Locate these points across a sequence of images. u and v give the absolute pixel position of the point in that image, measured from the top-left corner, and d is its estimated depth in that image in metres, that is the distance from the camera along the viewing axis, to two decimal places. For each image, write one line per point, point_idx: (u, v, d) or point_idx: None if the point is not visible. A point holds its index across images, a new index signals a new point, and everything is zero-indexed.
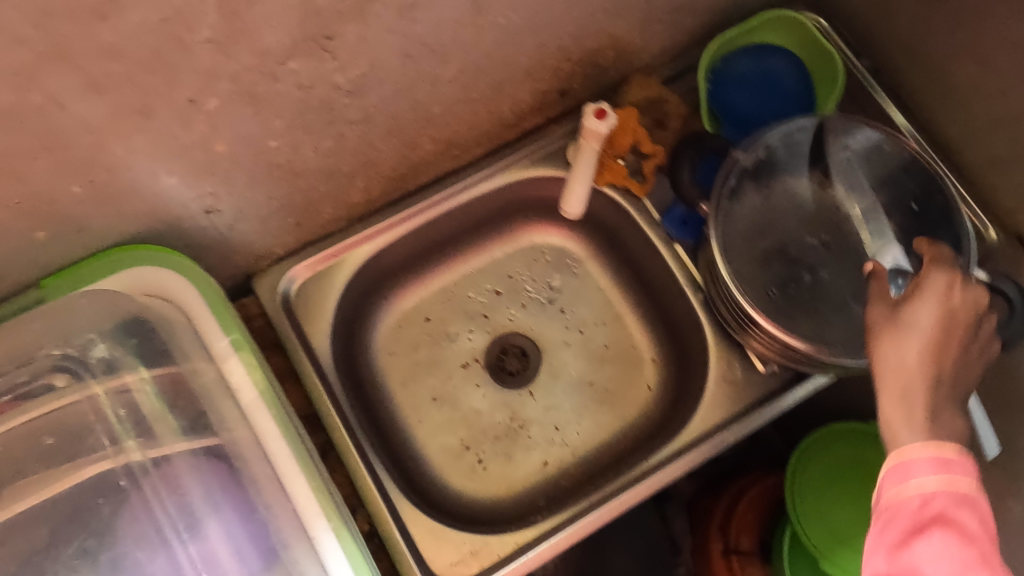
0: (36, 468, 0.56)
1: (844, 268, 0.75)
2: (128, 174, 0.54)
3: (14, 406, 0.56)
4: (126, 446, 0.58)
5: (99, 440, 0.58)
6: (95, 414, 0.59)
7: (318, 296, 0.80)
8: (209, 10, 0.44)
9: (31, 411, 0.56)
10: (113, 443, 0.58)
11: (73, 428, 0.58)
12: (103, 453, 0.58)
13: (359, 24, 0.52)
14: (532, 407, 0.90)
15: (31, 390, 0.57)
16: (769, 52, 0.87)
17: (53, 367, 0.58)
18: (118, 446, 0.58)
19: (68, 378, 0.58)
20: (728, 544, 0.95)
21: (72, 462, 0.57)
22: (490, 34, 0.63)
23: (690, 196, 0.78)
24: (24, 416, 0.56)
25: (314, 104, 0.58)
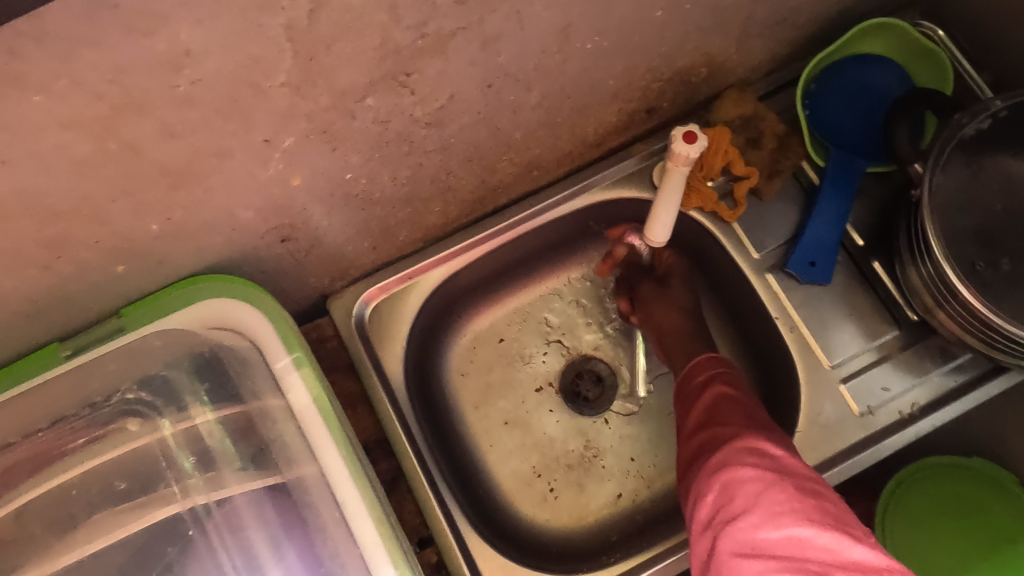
0: (103, 509, 0.57)
1: None
2: (206, 211, 0.53)
3: (90, 445, 0.57)
4: (191, 487, 0.59)
5: (167, 484, 0.59)
6: (165, 458, 0.60)
7: (392, 320, 0.79)
8: (287, 56, 0.42)
9: (104, 453, 0.58)
10: (178, 485, 0.59)
11: (142, 473, 0.59)
12: (170, 496, 0.58)
13: (440, 59, 0.50)
14: (607, 436, 0.87)
15: (106, 431, 0.58)
16: (876, 67, 0.80)
17: (124, 411, 0.59)
18: (183, 487, 0.59)
19: (140, 421, 0.60)
20: None
21: (141, 506, 0.58)
22: (577, 59, 0.60)
23: (903, 153, 0.71)
24: (97, 459, 0.57)
25: (392, 137, 0.56)
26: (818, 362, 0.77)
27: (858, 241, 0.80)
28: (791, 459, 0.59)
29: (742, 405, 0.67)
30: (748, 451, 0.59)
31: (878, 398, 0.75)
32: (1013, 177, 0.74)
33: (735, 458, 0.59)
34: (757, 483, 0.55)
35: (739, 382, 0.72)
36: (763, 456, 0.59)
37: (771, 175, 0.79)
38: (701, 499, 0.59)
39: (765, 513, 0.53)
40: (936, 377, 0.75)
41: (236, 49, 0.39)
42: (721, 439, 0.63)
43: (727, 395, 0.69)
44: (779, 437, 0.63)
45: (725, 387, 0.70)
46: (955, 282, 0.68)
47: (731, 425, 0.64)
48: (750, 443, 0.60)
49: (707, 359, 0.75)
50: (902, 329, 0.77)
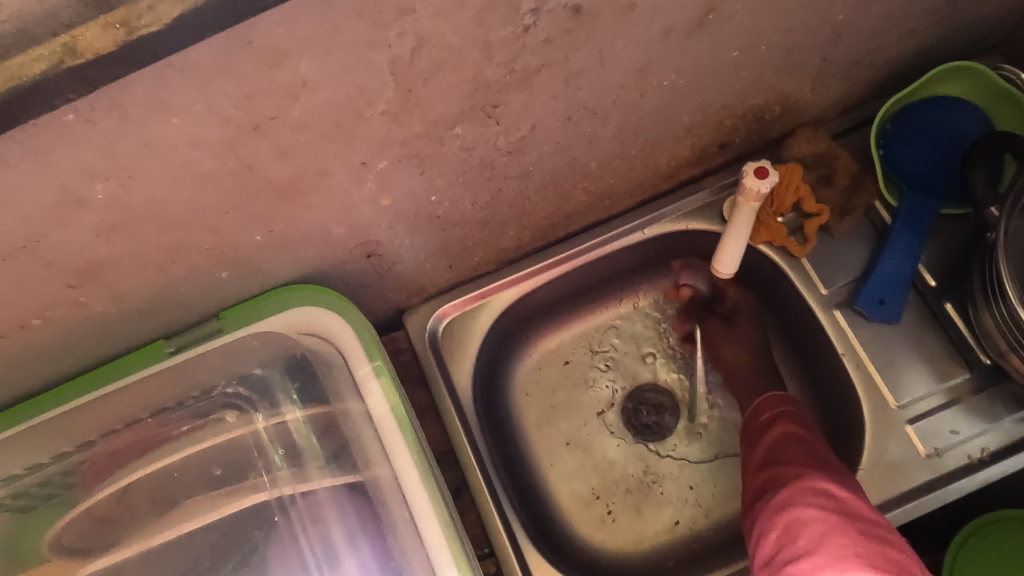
0: (202, 490, 0.65)
1: None
2: (304, 225, 0.58)
3: (194, 432, 0.65)
4: (279, 478, 0.66)
5: (258, 473, 0.66)
6: (257, 449, 0.67)
7: (463, 337, 0.83)
8: (388, 87, 0.46)
9: (205, 440, 0.65)
10: (268, 474, 0.66)
11: (237, 461, 0.66)
12: (260, 484, 0.65)
13: (525, 92, 0.53)
14: (666, 463, 0.88)
15: (208, 420, 0.66)
16: (955, 109, 0.80)
17: (225, 404, 0.67)
18: (272, 477, 0.66)
19: (237, 414, 0.67)
20: None
21: (235, 492, 0.65)
22: (653, 96, 0.63)
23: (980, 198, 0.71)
24: (199, 446, 0.65)
25: (476, 163, 0.60)
26: (884, 402, 0.76)
27: (930, 282, 0.79)
28: (859, 501, 0.59)
29: (809, 444, 0.67)
30: (812, 492, 0.60)
31: (946, 440, 0.74)
32: None
33: (798, 499, 0.60)
34: (820, 524, 0.56)
35: (807, 423, 0.72)
36: (829, 497, 0.59)
37: (841, 213, 0.80)
38: (765, 537, 0.59)
39: (829, 555, 0.54)
40: (1008, 424, 0.74)
41: (346, 80, 0.44)
42: (785, 477, 0.64)
43: (792, 434, 0.70)
44: (846, 478, 0.63)
45: (792, 425, 0.71)
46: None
47: (796, 464, 0.64)
48: (816, 484, 0.60)
49: (775, 399, 0.76)
50: (974, 373, 0.76)
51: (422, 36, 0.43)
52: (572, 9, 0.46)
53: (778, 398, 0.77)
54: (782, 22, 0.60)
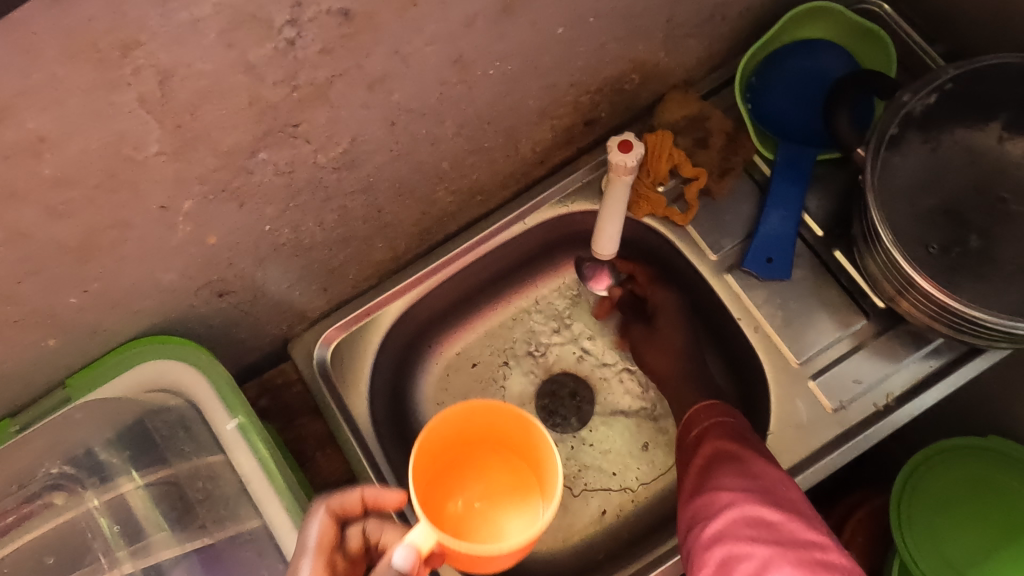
0: None
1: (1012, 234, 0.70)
2: (122, 279, 0.54)
3: (20, 522, 0.58)
4: (119, 557, 0.60)
5: (96, 556, 0.60)
6: (91, 530, 0.60)
7: (353, 358, 0.78)
8: (153, 126, 0.42)
9: (35, 528, 0.58)
10: (106, 556, 0.60)
11: (71, 546, 0.59)
12: (98, 569, 0.59)
13: (326, 106, 0.50)
14: (587, 453, 0.86)
15: (34, 507, 0.59)
16: (819, 50, 0.78)
17: (51, 485, 0.60)
18: (111, 558, 0.60)
19: (67, 495, 0.60)
20: None
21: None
22: (484, 87, 0.59)
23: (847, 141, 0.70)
24: (29, 534, 0.58)
25: (302, 185, 0.56)
26: (786, 361, 0.74)
27: (818, 232, 0.77)
28: (793, 520, 0.54)
29: (739, 457, 0.62)
30: (743, 520, 0.55)
31: (851, 391, 0.73)
32: (979, 145, 0.73)
33: (729, 531, 0.55)
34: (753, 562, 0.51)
35: (740, 433, 0.66)
36: (761, 523, 0.54)
37: (721, 174, 0.77)
38: None
39: None
40: (911, 364, 0.73)
41: (95, 128, 0.40)
42: (714, 499, 0.58)
43: (720, 447, 0.64)
44: (781, 495, 0.57)
45: (722, 437, 0.65)
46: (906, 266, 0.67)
47: (727, 489, 0.59)
48: (746, 509, 0.55)
49: (704, 411, 0.71)
50: (872, 318, 0.75)
51: (166, 69, 0.39)
52: (340, 13, 0.43)
53: (711, 408, 0.71)
54: None
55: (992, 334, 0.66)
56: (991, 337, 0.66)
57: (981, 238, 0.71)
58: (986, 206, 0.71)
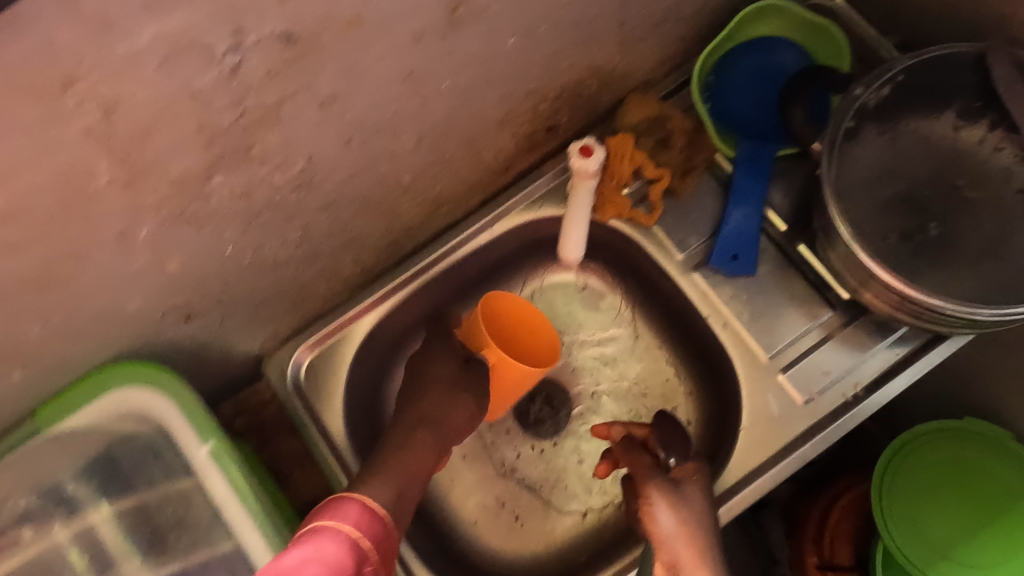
0: None
1: (970, 220, 0.71)
2: (83, 309, 0.54)
3: None
4: None
5: None
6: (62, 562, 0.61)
7: (328, 373, 0.79)
8: (101, 157, 0.42)
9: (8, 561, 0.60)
10: None
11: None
12: None
13: (279, 128, 0.50)
14: (566, 456, 0.86)
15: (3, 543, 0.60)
16: (773, 47, 0.79)
17: (21, 519, 0.61)
18: None
19: (35, 528, 0.61)
20: (823, 558, 0.89)
21: None
22: (438, 99, 0.59)
23: (805, 137, 0.71)
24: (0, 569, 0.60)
25: (261, 206, 0.56)
26: (755, 355, 0.75)
27: (781, 226, 0.78)
28: None
29: None
30: None
31: (820, 383, 0.73)
32: (934, 135, 0.74)
33: None
34: None
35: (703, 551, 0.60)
36: None
37: (683, 174, 0.79)
38: None
39: None
40: (878, 353, 0.73)
41: (42, 163, 0.40)
42: None
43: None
44: None
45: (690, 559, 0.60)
46: (864, 258, 0.68)
47: None
48: None
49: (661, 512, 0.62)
50: (838, 309, 0.75)
51: (108, 100, 0.39)
52: (283, 37, 0.43)
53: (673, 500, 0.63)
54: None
55: (953, 323, 0.67)
56: (953, 323, 0.68)
57: (939, 225, 0.72)
58: (943, 194, 0.73)
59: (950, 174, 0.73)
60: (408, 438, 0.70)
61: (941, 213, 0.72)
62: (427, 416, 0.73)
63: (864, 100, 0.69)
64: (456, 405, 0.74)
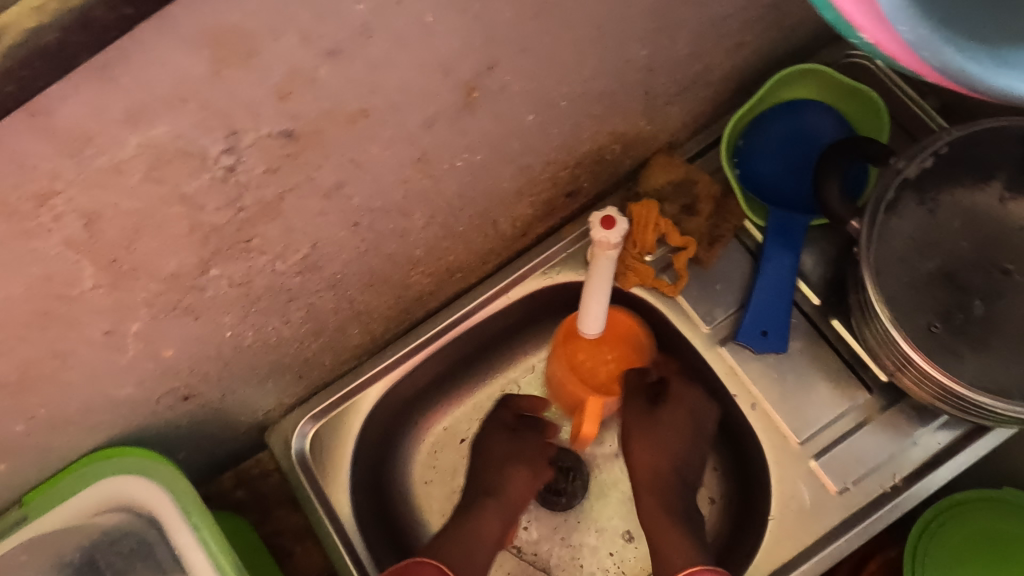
0: None
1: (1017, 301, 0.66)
2: (70, 402, 0.51)
3: None
4: None
5: None
6: None
7: (334, 445, 0.75)
8: (84, 265, 0.39)
9: None
10: None
11: None
12: None
13: (280, 220, 0.47)
14: (583, 532, 0.81)
15: None
16: (805, 110, 0.75)
17: None
18: None
19: None
20: None
21: None
22: (451, 178, 0.56)
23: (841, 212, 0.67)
24: None
25: (262, 292, 0.53)
26: (785, 438, 0.71)
27: (814, 300, 0.73)
28: None
29: None
30: None
31: (855, 471, 0.69)
32: (979, 207, 0.68)
33: None
34: None
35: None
36: None
37: (709, 242, 0.74)
38: None
39: None
40: (918, 441, 0.69)
41: (18, 275, 0.37)
42: None
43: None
44: None
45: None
46: (901, 341, 0.64)
47: None
48: None
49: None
50: (875, 392, 0.71)
51: (90, 211, 0.36)
52: (283, 135, 0.40)
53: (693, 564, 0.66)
54: (572, 77, 0.54)
55: (997, 416, 0.63)
56: (998, 418, 0.64)
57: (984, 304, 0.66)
58: (987, 271, 0.67)
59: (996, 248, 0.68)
60: (473, 515, 0.73)
61: (986, 291, 0.67)
62: (491, 487, 0.75)
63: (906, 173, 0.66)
64: (510, 479, 0.76)
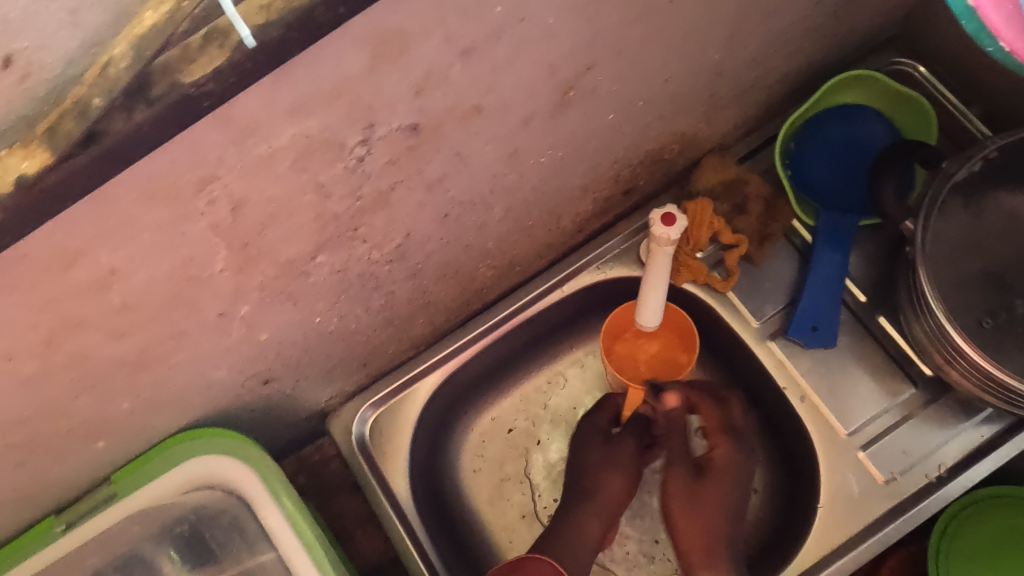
0: None
1: None
2: (173, 382, 0.53)
3: None
4: None
5: None
6: None
7: (393, 432, 0.77)
8: (220, 248, 0.41)
9: None
10: None
11: None
12: None
13: (386, 210, 0.49)
14: (628, 520, 0.81)
15: None
16: (857, 117, 0.78)
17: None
18: None
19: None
20: None
21: None
22: (533, 173, 0.58)
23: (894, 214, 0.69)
24: None
25: (354, 280, 0.55)
26: (834, 430, 0.73)
27: (860, 297, 0.77)
28: None
29: None
30: None
31: (901, 462, 0.71)
32: (1022, 212, 0.71)
33: None
34: None
35: None
36: None
37: (760, 240, 0.76)
38: None
39: None
40: (964, 433, 0.71)
41: (166, 256, 0.39)
42: None
43: None
44: None
45: None
46: (954, 334, 0.65)
47: None
48: None
49: None
50: (920, 386, 0.74)
51: (239, 197, 0.38)
52: (409, 128, 0.42)
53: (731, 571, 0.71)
54: (653, 79, 0.56)
55: None
56: None
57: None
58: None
59: None
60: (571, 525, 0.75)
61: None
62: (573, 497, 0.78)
63: (958, 176, 0.67)
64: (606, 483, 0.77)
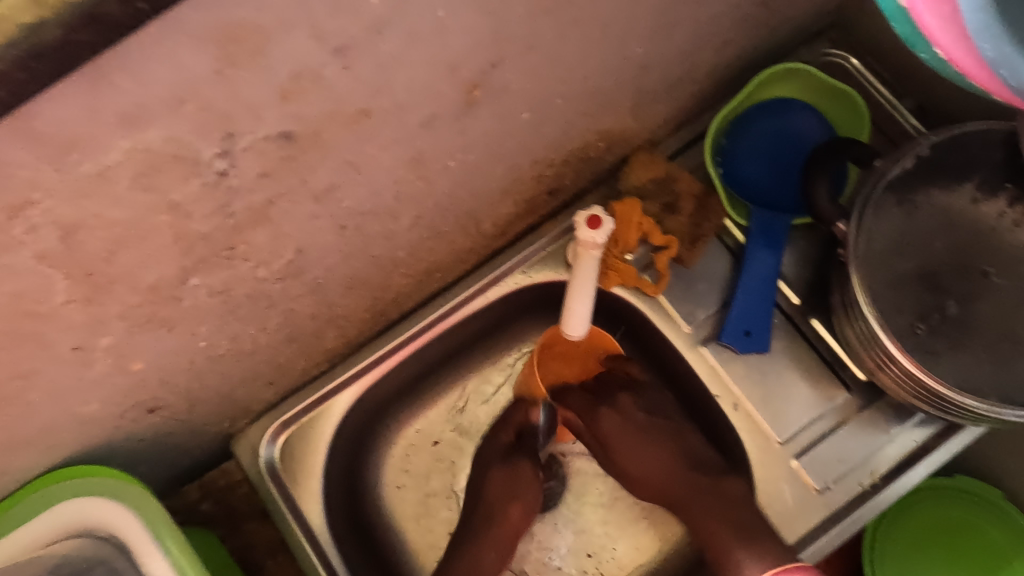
0: None
1: (990, 302, 0.66)
2: (31, 422, 0.46)
3: None
4: None
5: None
6: None
7: (305, 452, 0.71)
8: (59, 278, 0.35)
9: None
10: None
11: None
12: None
13: (268, 225, 0.43)
14: (561, 535, 0.77)
15: None
16: (788, 109, 0.75)
17: None
18: None
19: None
20: None
21: None
22: (443, 178, 0.53)
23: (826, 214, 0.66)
24: None
25: (241, 300, 0.50)
26: (768, 438, 0.71)
27: (794, 300, 0.74)
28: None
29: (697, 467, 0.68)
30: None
31: (836, 471, 0.69)
32: (954, 208, 0.68)
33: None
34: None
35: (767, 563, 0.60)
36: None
37: (691, 241, 0.73)
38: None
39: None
40: (897, 439, 0.70)
41: None
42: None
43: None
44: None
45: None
46: (883, 337, 0.63)
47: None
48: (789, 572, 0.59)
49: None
50: (854, 392, 0.72)
51: (70, 222, 0.32)
52: (281, 136, 0.36)
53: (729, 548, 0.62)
54: (572, 75, 0.52)
55: (980, 416, 0.62)
56: (979, 419, 0.63)
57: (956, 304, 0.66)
58: (961, 274, 0.67)
59: (974, 251, 0.67)
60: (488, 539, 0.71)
61: (960, 293, 0.66)
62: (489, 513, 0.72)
63: (891, 174, 0.64)
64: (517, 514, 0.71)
